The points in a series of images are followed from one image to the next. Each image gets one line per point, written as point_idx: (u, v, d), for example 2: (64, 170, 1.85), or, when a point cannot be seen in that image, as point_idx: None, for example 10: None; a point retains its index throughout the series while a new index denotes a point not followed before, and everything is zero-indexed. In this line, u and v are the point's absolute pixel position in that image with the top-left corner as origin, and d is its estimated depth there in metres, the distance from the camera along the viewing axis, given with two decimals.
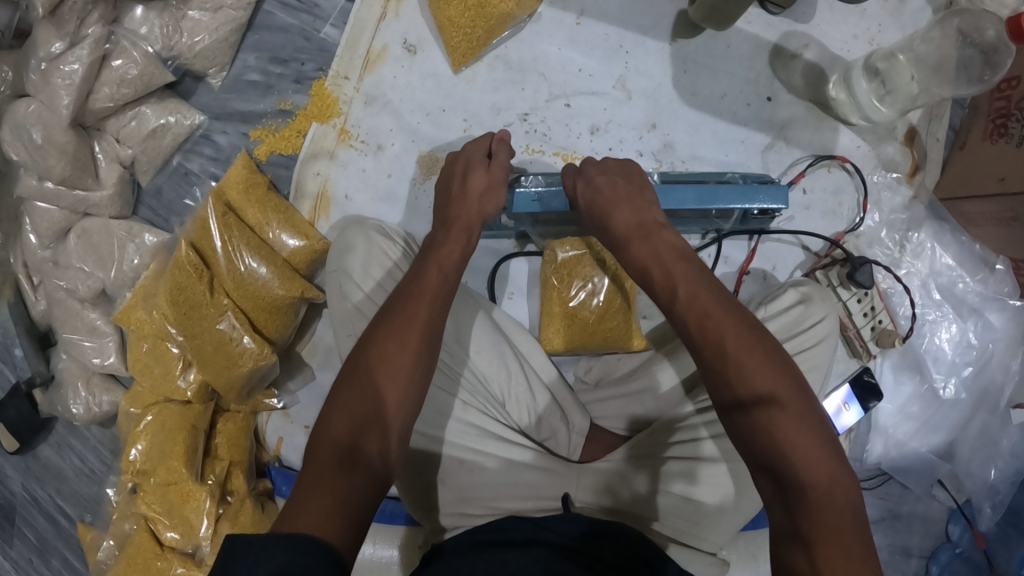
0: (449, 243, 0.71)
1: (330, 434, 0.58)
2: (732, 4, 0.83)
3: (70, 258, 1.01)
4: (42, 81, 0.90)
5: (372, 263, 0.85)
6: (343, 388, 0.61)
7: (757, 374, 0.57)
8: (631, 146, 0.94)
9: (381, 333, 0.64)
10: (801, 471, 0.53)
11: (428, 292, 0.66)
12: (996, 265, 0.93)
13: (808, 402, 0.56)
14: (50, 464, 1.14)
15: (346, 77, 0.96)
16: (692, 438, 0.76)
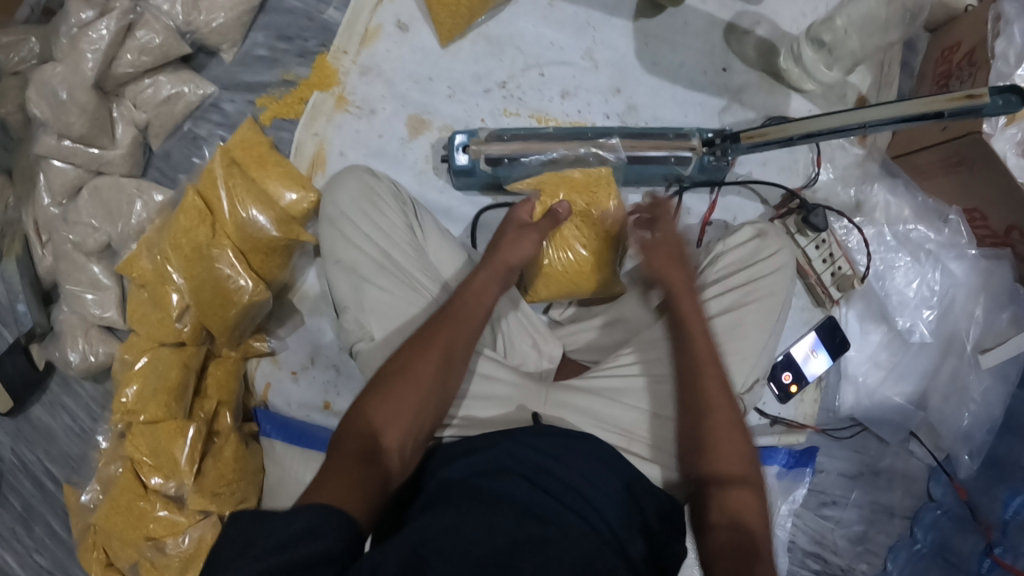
0: (487, 280, 0.77)
1: (378, 422, 0.65)
2: None
3: (81, 214, 1.08)
4: (71, 45, 1.01)
5: (372, 209, 0.86)
6: (403, 379, 0.67)
7: (727, 421, 0.70)
8: (602, 111, 0.98)
9: (453, 339, 0.71)
10: (738, 505, 0.66)
11: (474, 321, 0.74)
12: (950, 216, 0.99)
13: (744, 465, 0.69)
14: (41, 426, 1.14)
15: (345, 51, 1.03)
16: (658, 356, 0.82)
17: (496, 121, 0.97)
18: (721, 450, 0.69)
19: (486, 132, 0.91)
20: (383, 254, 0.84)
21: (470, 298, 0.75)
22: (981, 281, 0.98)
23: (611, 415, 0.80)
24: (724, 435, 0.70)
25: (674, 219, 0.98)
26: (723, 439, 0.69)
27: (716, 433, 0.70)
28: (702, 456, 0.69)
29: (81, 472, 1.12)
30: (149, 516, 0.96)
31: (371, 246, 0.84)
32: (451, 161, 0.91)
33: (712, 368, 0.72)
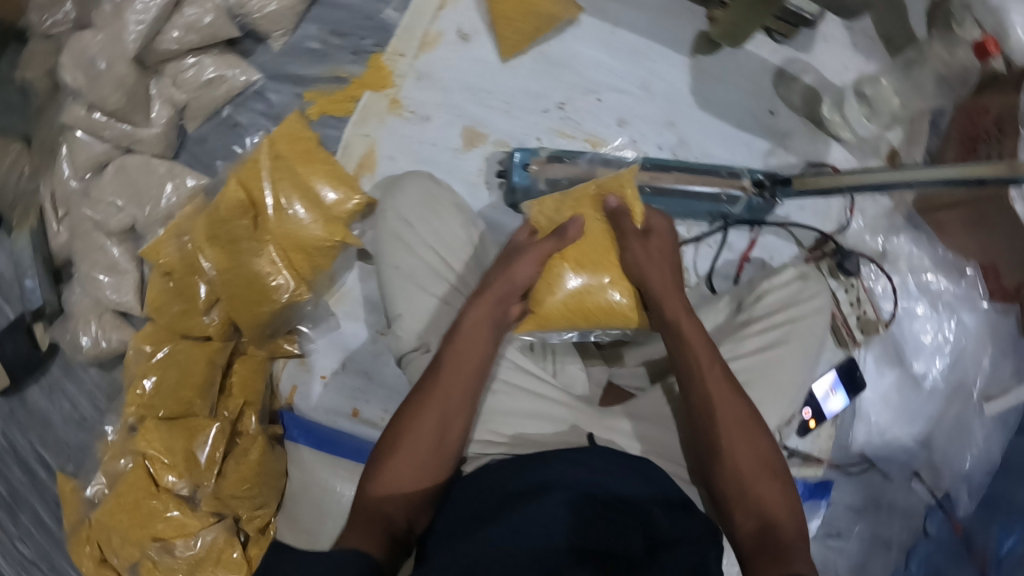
0: (472, 329, 0.73)
1: (380, 492, 0.67)
2: (750, 19, 0.93)
3: (104, 192, 1.04)
4: (113, 15, 0.98)
5: (429, 219, 0.86)
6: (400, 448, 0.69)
7: (738, 414, 0.70)
8: (654, 142, 0.99)
9: (442, 393, 0.70)
10: (765, 498, 0.67)
11: (466, 369, 0.72)
12: (967, 270, 1.06)
13: (763, 452, 0.70)
14: (36, 411, 1.09)
15: (402, 54, 1.02)
16: None
17: (551, 141, 0.98)
18: (733, 441, 0.69)
19: (547, 151, 0.93)
20: (440, 263, 0.84)
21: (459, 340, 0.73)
22: (987, 330, 1.05)
23: (661, 443, 0.80)
24: (737, 426, 0.70)
25: (714, 254, 0.99)
26: (733, 430, 0.70)
27: (728, 425, 0.70)
28: (716, 456, 0.70)
29: (78, 461, 1.08)
30: (159, 517, 0.91)
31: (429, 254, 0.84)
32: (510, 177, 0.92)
33: (709, 361, 0.71)
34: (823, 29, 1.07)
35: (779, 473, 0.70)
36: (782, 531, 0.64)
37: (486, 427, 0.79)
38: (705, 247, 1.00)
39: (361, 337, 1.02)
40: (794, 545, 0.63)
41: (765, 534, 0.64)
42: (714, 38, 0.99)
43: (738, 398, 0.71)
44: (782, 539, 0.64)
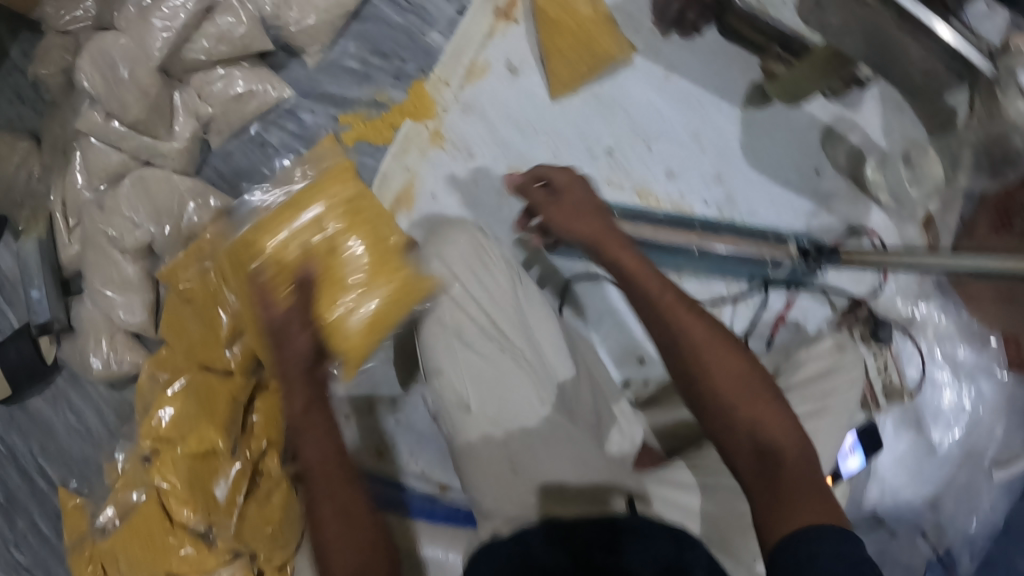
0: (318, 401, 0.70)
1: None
2: (815, 83, 0.92)
3: (118, 206, 0.99)
4: (137, 18, 0.94)
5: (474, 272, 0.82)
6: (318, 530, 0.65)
7: (707, 343, 0.65)
8: (700, 197, 0.97)
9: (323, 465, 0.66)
10: (762, 434, 0.61)
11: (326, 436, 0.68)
12: (990, 340, 1.07)
13: (740, 366, 0.64)
14: (39, 417, 1.04)
15: (447, 83, 0.98)
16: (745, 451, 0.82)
17: (598, 189, 0.95)
18: (713, 378, 0.64)
19: None
20: (488, 319, 0.81)
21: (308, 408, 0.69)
22: (1004, 400, 1.08)
23: (699, 517, 0.79)
24: (711, 368, 0.64)
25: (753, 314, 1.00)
26: (706, 374, 0.64)
27: (699, 365, 0.64)
28: (706, 399, 0.63)
29: (81, 476, 1.04)
30: (173, 553, 0.88)
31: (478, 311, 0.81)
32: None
33: (660, 294, 0.67)
34: (876, 88, 1.04)
35: (771, 403, 0.63)
36: (784, 463, 0.60)
37: (528, 488, 0.75)
38: (744, 305, 1.01)
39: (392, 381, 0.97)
40: (796, 483, 0.58)
41: (764, 467, 0.60)
42: (773, 92, 0.97)
43: (699, 321, 0.66)
44: (783, 470, 0.59)
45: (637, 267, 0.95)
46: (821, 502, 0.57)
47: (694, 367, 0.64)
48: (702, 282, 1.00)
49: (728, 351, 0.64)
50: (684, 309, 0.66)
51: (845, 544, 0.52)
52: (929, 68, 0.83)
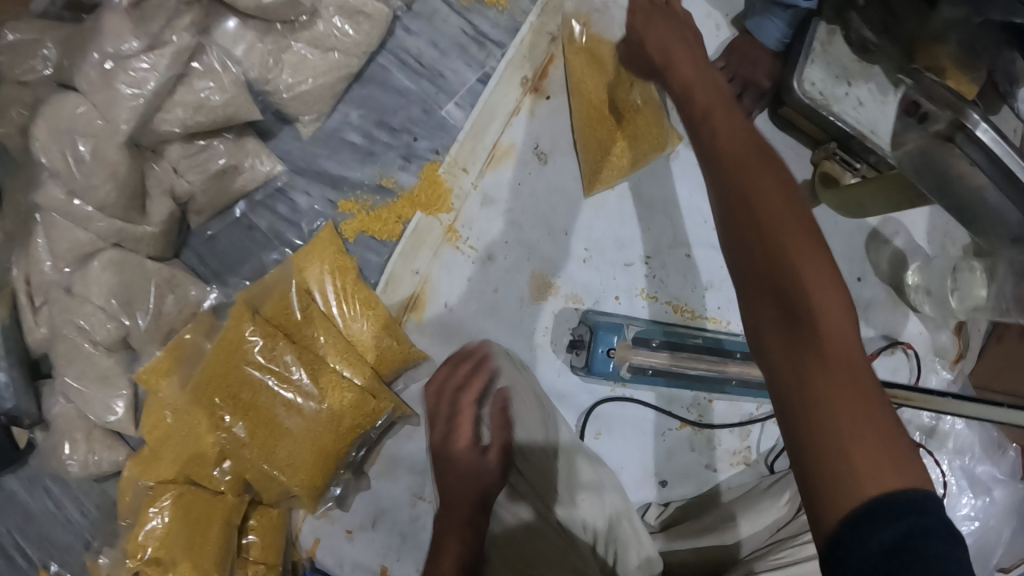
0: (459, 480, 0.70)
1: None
2: (874, 203, 0.89)
3: (90, 290, 0.82)
4: (101, 82, 0.75)
5: (500, 405, 0.77)
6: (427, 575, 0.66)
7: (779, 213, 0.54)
8: (738, 311, 0.90)
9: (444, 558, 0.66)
10: (817, 304, 0.51)
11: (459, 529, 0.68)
12: (1009, 449, 1.09)
13: (831, 281, 0.51)
14: (10, 497, 0.90)
15: (464, 168, 0.85)
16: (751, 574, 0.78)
17: (631, 301, 0.86)
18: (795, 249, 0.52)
19: (633, 330, 0.85)
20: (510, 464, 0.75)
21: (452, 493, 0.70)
22: (1016, 504, 1.07)
23: None
24: (765, 203, 0.54)
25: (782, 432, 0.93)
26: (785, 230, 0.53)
27: (772, 223, 0.54)
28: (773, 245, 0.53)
29: (61, 563, 0.91)
30: None
31: (507, 463, 0.77)
32: (590, 357, 0.83)
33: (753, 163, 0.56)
34: None
35: (844, 316, 0.51)
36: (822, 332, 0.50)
37: None
38: (771, 425, 0.93)
39: (399, 499, 0.91)
40: (841, 393, 0.48)
41: (801, 363, 0.50)
42: (825, 199, 0.94)
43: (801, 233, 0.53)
44: (833, 362, 0.49)
45: (668, 387, 0.88)
46: (892, 453, 0.46)
47: (761, 231, 0.53)
48: (730, 402, 0.91)
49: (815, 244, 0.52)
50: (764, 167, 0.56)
51: (913, 516, 0.43)
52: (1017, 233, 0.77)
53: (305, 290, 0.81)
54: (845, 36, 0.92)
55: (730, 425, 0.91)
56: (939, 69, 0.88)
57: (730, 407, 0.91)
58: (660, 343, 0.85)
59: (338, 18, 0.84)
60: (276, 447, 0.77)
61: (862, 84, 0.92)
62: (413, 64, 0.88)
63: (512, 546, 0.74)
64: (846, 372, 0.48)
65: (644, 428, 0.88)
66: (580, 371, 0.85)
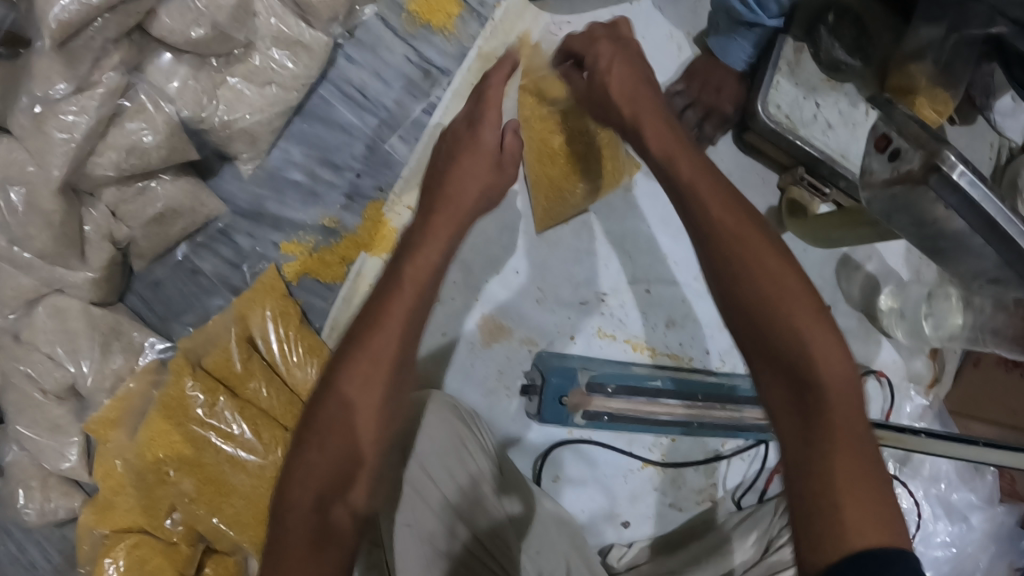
0: (428, 241, 0.65)
1: (297, 470, 0.54)
2: (842, 237, 0.86)
3: (36, 337, 0.79)
4: (32, 127, 0.68)
5: (447, 453, 0.73)
6: (341, 365, 0.58)
7: (778, 271, 0.52)
8: (699, 346, 0.89)
9: (372, 337, 0.58)
10: (821, 376, 0.47)
11: (401, 315, 0.60)
12: (986, 474, 1.06)
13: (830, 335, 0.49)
14: None
15: (408, 207, 0.87)
16: None
17: (588, 340, 0.86)
18: (790, 304, 0.50)
19: (585, 376, 0.83)
20: (464, 502, 0.73)
21: (423, 249, 0.64)
22: (994, 531, 1.05)
23: None
24: (768, 276, 0.51)
25: (748, 470, 0.94)
26: (790, 305, 0.50)
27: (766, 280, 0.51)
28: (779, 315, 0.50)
29: None
30: None
31: (461, 497, 0.73)
32: (541, 406, 0.83)
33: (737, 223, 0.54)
34: None
35: (852, 390, 0.48)
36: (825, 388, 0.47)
37: None
38: (738, 462, 0.94)
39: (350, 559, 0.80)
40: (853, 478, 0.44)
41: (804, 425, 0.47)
42: (793, 229, 0.92)
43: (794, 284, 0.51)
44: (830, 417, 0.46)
45: (628, 429, 0.89)
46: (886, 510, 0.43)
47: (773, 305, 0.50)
48: (693, 440, 0.92)
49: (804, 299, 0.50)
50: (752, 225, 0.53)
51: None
52: (995, 276, 0.68)
53: (246, 339, 0.81)
54: (814, 55, 0.86)
55: (696, 463, 0.92)
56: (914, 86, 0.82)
57: (693, 446, 0.92)
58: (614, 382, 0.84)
59: (275, 50, 0.79)
60: (224, 499, 0.76)
61: (831, 105, 0.87)
62: (356, 96, 0.86)
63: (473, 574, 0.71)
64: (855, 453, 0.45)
65: (606, 469, 0.89)
66: (533, 416, 0.85)
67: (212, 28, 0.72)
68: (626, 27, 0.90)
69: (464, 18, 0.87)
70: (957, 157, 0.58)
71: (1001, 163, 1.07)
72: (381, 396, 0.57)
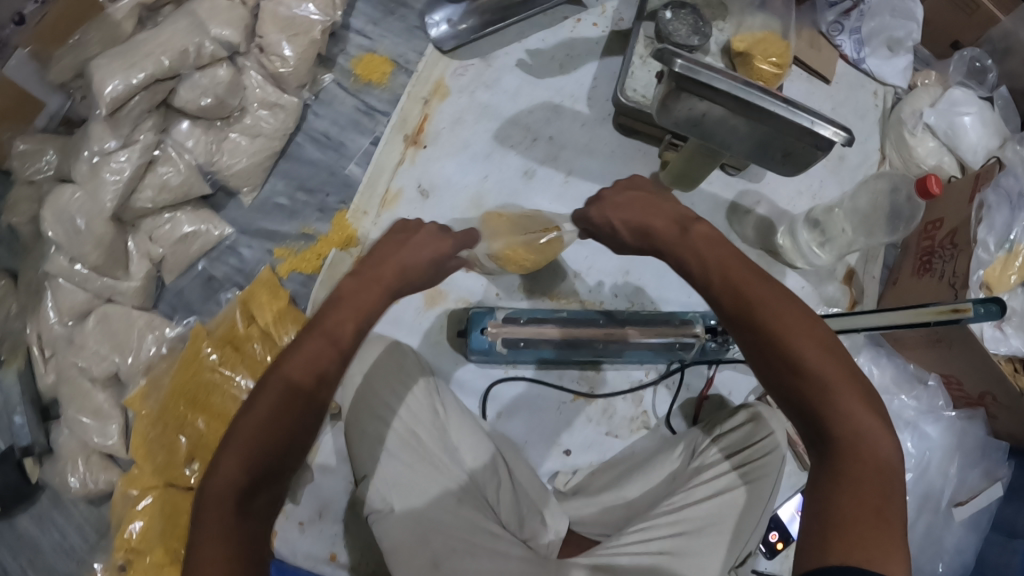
0: (365, 281, 0.75)
1: (218, 477, 0.64)
2: (694, 170, 1.00)
3: (86, 339, 1.05)
4: (90, 172, 1.00)
5: (397, 386, 0.93)
6: (264, 393, 0.66)
7: (830, 375, 0.63)
8: (608, 292, 1.08)
9: (291, 359, 0.68)
10: (847, 447, 0.61)
11: (314, 364, 0.68)
12: (929, 381, 1.10)
13: (867, 415, 0.62)
14: (27, 535, 1.13)
15: (366, 212, 1.09)
16: (641, 539, 0.85)
17: (510, 295, 1.07)
18: (838, 398, 0.62)
19: (503, 312, 1.00)
20: (408, 430, 0.90)
21: (348, 296, 0.73)
22: (956, 441, 1.08)
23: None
24: (822, 376, 0.63)
25: (673, 396, 1.04)
26: (836, 404, 0.62)
27: (823, 383, 0.63)
28: (824, 403, 0.62)
29: None
30: None
31: (399, 422, 0.90)
32: (468, 339, 0.99)
33: (788, 323, 0.65)
34: None
35: (878, 462, 0.61)
36: (853, 458, 0.61)
37: None
38: (664, 388, 1.05)
39: (336, 486, 1.03)
40: (870, 534, 0.57)
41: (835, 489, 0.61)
42: (666, 179, 1.07)
43: (830, 363, 0.64)
44: (864, 484, 0.60)
45: (555, 365, 1.05)
46: (884, 536, 0.57)
47: (811, 389, 0.63)
48: (619, 370, 1.06)
49: (853, 392, 0.62)
50: (805, 330, 0.64)
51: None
52: (789, 150, 0.80)
53: (247, 314, 1.05)
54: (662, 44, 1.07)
55: (622, 391, 1.05)
56: (752, 43, 1.06)
57: (618, 376, 1.06)
58: (528, 318, 0.98)
59: (261, 110, 1.10)
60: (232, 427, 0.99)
61: None
62: (321, 139, 1.15)
63: (420, 482, 0.87)
64: (873, 512, 0.58)
65: (540, 403, 1.03)
66: (465, 355, 1.04)
67: (215, 98, 1.04)
68: (516, 59, 1.17)
69: (394, 73, 1.16)
70: (693, 63, 0.75)
71: (888, 108, 1.20)
72: (301, 414, 0.67)
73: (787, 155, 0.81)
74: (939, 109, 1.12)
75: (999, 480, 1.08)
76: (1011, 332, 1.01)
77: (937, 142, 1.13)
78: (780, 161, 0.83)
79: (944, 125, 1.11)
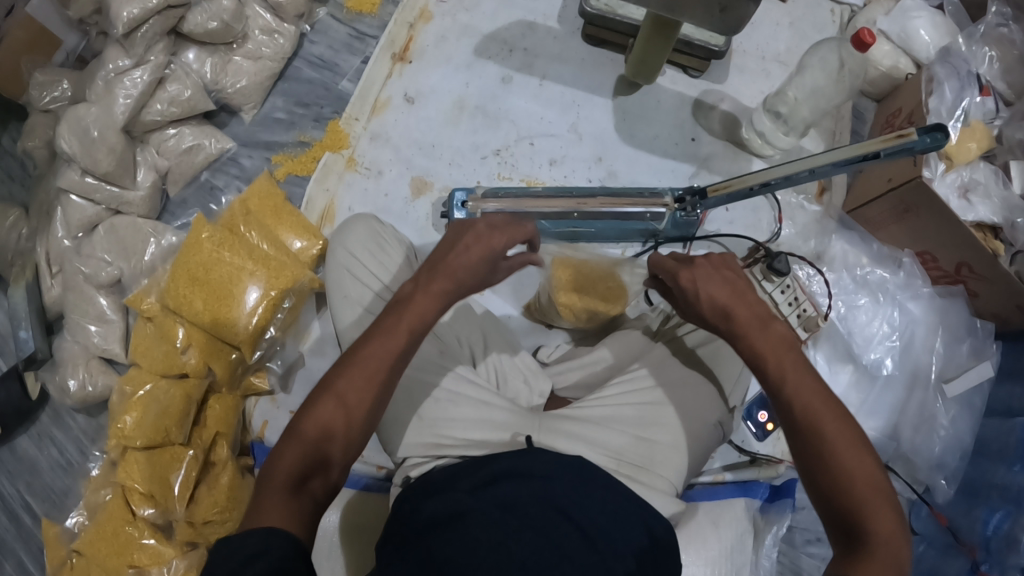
0: (421, 294, 0.76)
1: (278, 464, 0.67)
2: (653, 58, 1.07)
3: (94, 248, 1.11)
4: (105, 88, 1.08)
5: (376, 254, 0.99)
6: (307, 407, 0.70)
7: (855, 448, 0.65)
8: (582, 177, 1.15)
9: (342, 379, 0.70)
10: (874, 527, 0.61)
11: (364, 382, 0.70)
12: (903, 259, 1.12)
13: (885, 488, 0.63)
14: (26, 457, 1.14)
15: (357, 118, 1.17)
16: (624, 389, 0.88)
17: (490, 183, 1.14)
18: (861, 478, 0.63)
19: (482, 190, 1.04)
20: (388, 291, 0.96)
21: (406, 317, 0.74)
22: (938, 317, 1.09)
23: (616, 441, 0.82)
24: (850, 456, 0.64)
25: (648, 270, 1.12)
26: (862, 489, 0.63)
27: (851, 460, 0.64)
28: (847, 480, 0.63)
29: (64, 505, 1.11)
30: (134, 543, 0.97)
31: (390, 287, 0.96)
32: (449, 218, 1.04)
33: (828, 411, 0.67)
34: (736, 62, 1.22)
35: (898, 546, 0.61)
36: (872, 532, 0.61)
37: (433, 434, 0.83)
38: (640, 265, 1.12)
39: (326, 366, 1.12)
40: None
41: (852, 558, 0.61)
42: (631, 75, 1.14)
43: (856, 441, 0.65)
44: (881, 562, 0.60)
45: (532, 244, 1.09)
46: None
47: (838, 469, 0.64)
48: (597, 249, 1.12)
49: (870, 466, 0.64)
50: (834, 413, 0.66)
51: None
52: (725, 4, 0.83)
53: (246, 208, 1.08)
54: None
55: None
56: None
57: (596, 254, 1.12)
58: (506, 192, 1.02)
59: (261, 36, 1.20)
60: (231, 306, 1.00)
61: None
62: (317, 62, 1.25)
63: None
64: None
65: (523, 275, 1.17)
66: None
67: (221, 22, 1.13)
68: None
69: (382, 4, 1.28)
70: None
71: (845, 22, 1.28)
72: (353, 433, 0.69)
73: (724, 9, 0.84)
74: (892, 16, 1.17)
75: (988, 359, 1.08)
76: (977, 201, 1.04)
77: (891, 45, 1.17)
78: (718, 16, 0.86)
79: (897, 29, 1.15)
